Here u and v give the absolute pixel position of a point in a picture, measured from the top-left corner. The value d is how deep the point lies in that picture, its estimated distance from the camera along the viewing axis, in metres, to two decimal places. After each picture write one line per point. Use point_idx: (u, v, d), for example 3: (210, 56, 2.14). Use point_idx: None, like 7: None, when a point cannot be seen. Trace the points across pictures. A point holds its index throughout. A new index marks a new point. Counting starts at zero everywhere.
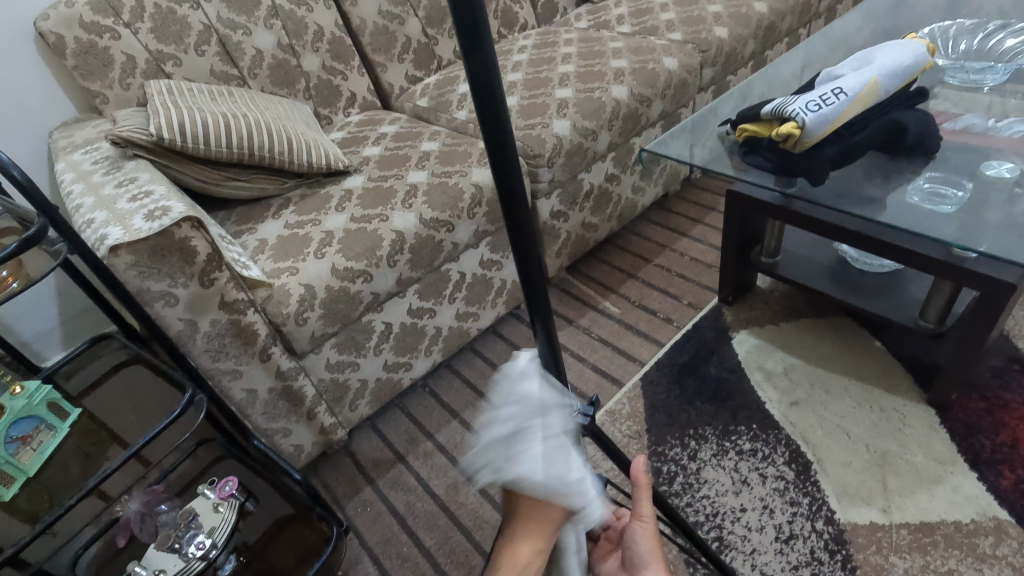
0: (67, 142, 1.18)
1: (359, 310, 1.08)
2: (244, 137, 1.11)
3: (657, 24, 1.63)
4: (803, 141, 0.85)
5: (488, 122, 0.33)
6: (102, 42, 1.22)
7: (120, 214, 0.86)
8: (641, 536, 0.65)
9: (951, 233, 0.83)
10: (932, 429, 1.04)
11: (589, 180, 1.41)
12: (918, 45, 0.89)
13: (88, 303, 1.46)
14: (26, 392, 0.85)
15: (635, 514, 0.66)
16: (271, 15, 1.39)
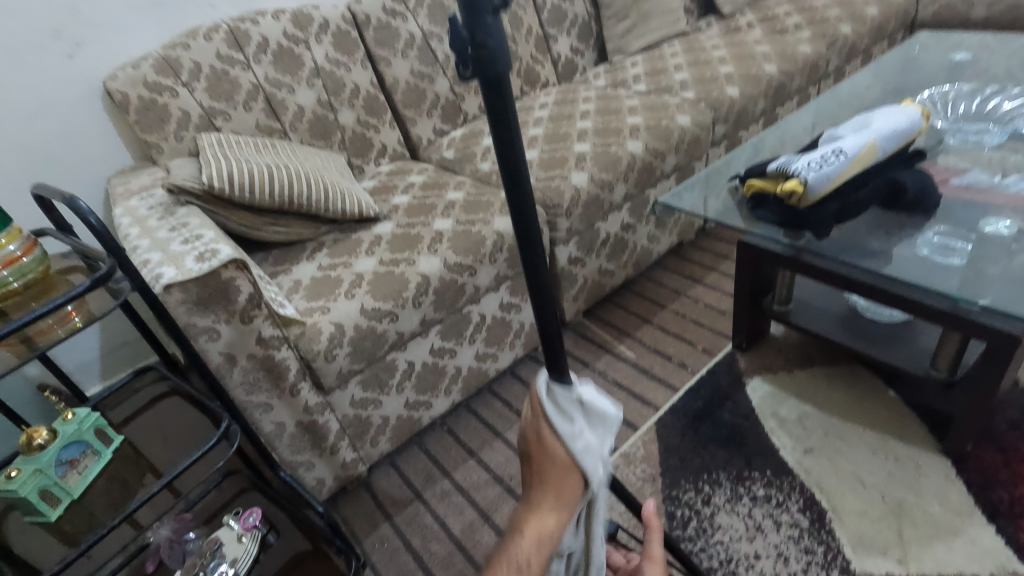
0: (124, 188, 1.29)
1: (384, 348, 1.13)
2: (285, 186, 1.20)
3: (671, 83, 1.73)
4: (807, 197, 0.90)
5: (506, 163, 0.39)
6: (162, 99, 1.35)
7: (173, 255, 0.94)
8: None
9: (954, 286, 0.86)
10: (949, 480, 1.04)
11: (606, 229, 1.48)
12: (913, 110, 0.95)
13: (128, 337, 1.54)
14: (77, 418, 0.91)
15: (645, 556, 0.68)
16: (314, 75, 1.52)
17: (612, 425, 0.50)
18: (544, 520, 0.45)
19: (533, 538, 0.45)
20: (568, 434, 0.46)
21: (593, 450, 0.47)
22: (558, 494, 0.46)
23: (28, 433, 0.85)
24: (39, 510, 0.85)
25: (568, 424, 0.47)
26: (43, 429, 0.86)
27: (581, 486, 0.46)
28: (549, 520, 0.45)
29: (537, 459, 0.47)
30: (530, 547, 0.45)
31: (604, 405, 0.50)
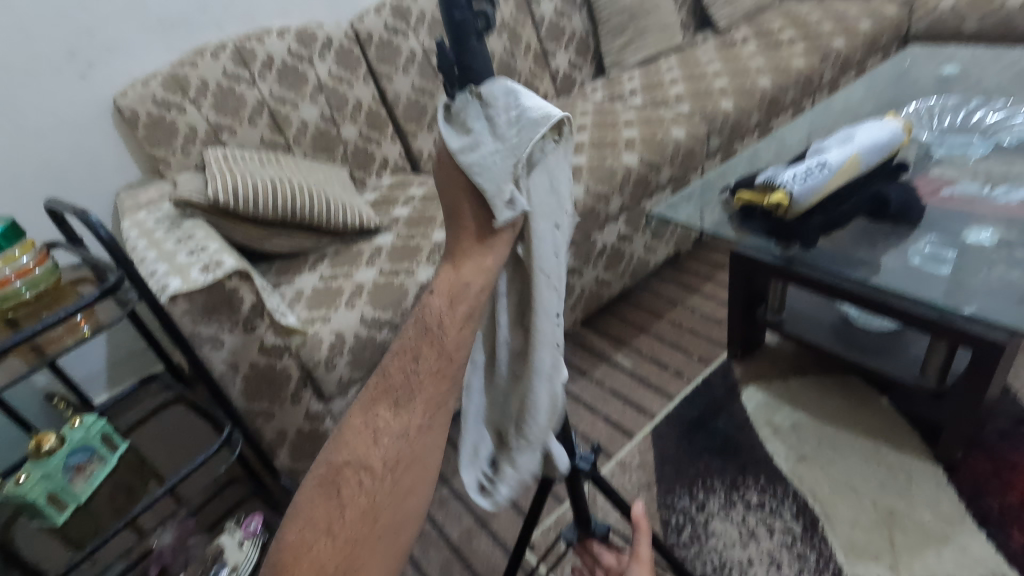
0: (133, 202, 1.33)
1: (384, 357, 1.16)
2: (289, 199, 1.24)
3: (666, 97, 1.76)
4: (793, 209, 0.93)
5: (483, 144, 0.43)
6: (170, 115, 1.39)
7: (179, 266, 0.97)
8: None
9: (938, 295, 0.88)
10: (940, 487, 1.05)
11: (602, 240, 1.51)
12: (896, 124, 0.98)
13: (135, 347, 1.57)
14: (84, 425, 0.93)
15: (633, 557, 0.69)
16: (317, 91, 1.56)
17: (533, 115, 0.42)
18: (451, 276, 0.39)
19: (444, 330, 0.37)
20: (460, 147, 0.40)
21: (485, 153, 0.40)
22: (472, 249, 0.40)
23: (35, 440, 0.87)
24: (47, 514, 0.87)
25: (466, 139, 0.40)
26: (51, 435, 0.88)
27: (490, 216, 0.41)
28: (459, 280, 0.39)
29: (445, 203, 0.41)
30: (434, 352, 0.36)
31: (520, 102, 0.42)
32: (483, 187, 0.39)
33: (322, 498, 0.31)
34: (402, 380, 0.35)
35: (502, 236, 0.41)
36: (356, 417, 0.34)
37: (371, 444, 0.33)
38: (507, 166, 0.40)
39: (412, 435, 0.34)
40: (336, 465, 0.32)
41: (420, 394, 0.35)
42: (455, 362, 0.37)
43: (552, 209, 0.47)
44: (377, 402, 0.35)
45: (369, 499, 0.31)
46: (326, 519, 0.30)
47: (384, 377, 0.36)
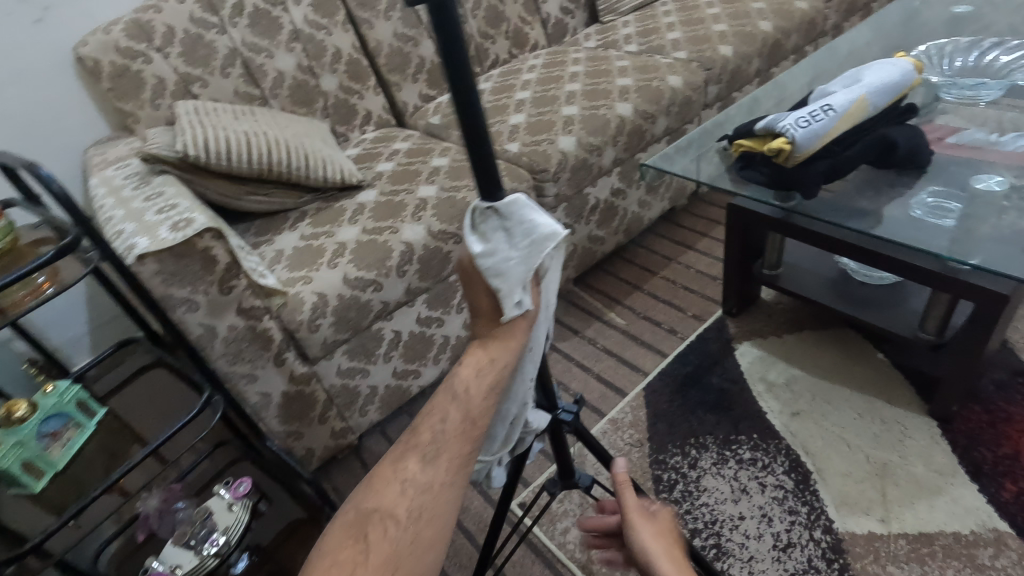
0: (101, 159, 1.26)
1: (369, 317, 1.12)
2: (264, 153, 1.17)
3: (663, 43, 1.67)
4: (794, 155, 0.88)
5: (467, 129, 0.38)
6: (135, 65, 1.30)
7: (147, 225, 0.92)
8: None
9: (942, 245, 0.84)
10: (934, 440, 1.04)
11: (595, 194, 1.45)
12: (906, 63, 0.92)
13: (116, 311, 1.53)
14: (57, 391, 0.90)
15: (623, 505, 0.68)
16: (293, 39, 1.47)
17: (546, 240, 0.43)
18: (481, 357, 0.46)
19: (469, 395, 0.44)
20: (481, 253, 0.43)
21: (505, 271, 0.43)
22: (491, 341, 0.47)
23: (6, 407, 0.84)
24: (23, 482, 0.85)
25: (488, 246, 0.43)
26: (22, 402, 0.85)
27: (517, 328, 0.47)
28: (487, 360, 0.46)
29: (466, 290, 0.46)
30: (458, 414, 0.44)
31: (540, 220, 0.43)
32: (498, 291, 0.43)
33: (351, 541, 0.39)
34: (431, 439, 0.43)
35: (517, 333, 0.47)
36: (385, 467, 0.43)
37: (398, 494, 0.41)
38: (522, 275, 0.43)
39: (434, 490, 0.41)
40: (367, 510, 0.41)
41: (445, 448, 0.43)
42: (477, 426, 0.44)
43: (547, 300, 0.52)
44: (408, 456, 0.43)
45: (393, 546, 0.39)
46: (352, 561, 0.38)
47: (414, 437, 0.44)
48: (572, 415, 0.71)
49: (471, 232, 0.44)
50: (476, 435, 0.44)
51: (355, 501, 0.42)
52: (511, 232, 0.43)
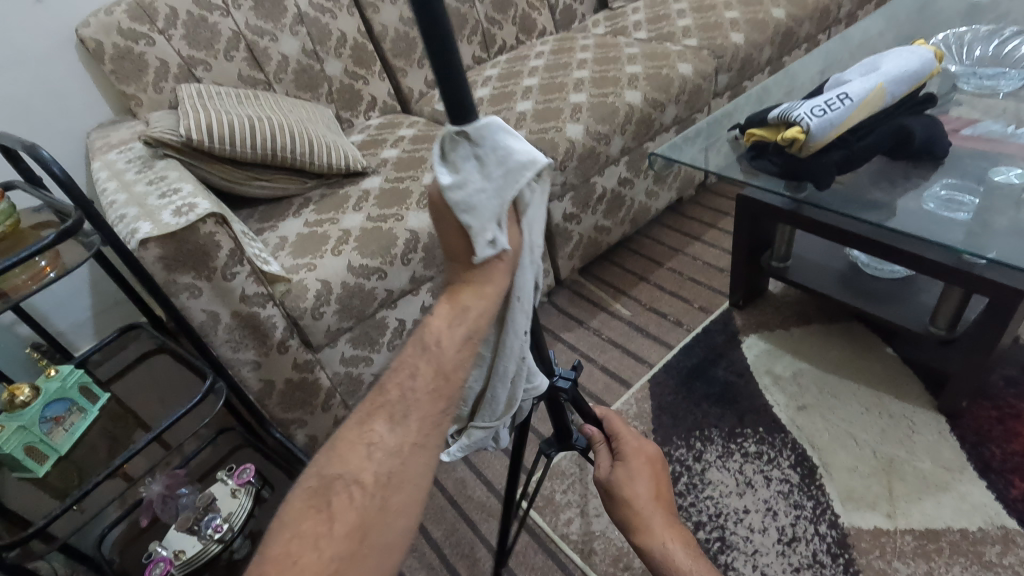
0: (103, 142, 1.25)
1: (373, 305, 1.11)
2: (268, 138, 1.16)
3: (673, 30, 1.64)
4: (808, 145, 0.86)
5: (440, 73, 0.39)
6: (138, 48, 1.28)
7: (150, 209, 0.91)
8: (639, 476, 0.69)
9: (958, 238, 0.83)
10: (942, 436, 1.03)
11: (602, 184, 1.44)
12: (925, 52, 0.90)
13: (119, 297, 1.53)
14: (60, 375, 0.90)
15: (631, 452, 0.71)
16: (297, 22, 1.45)
17: (519, 169, 0.44)
18: (451, 306, 0.45)
19: (441, 345, 0.44)
20: (450, 184, 0.43)
21: (478, 200, 0.43)
22: (465, 289, 0.46)
23: (9, 391, 0.84)
24: (27, 466, 0.85)
25: (458, 176, 0.43)
26: (25, 386, 0.85)
27: (490, 267, 0.46)
28: (458, 308, 0.45)
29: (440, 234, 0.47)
30: (428, 363, 0.43)
31: (513, 147, 0.44)
32: (471, 225, 0.43)
33: (314, 510, 0.38)
34: (400, 398, 0.42)
35: (495, 275, 0.46)
36: (350, 431, 0.42)
37: (363, 458, 0.40)
38: (496, 208, 0.44)
39: (402, 451, 0.40)
40: (330, 479, 0.39)
41: (414, 408, 0.42)
42: (450, 381, 0.43)
43: (533, 240, 0.51)
44: (376, 416, 0.42)
45: (358, 510, 0.38)
46: (314, 530, 0.37)
47: (381, 397, 0.43)
48: (569, 382, 0.67)
49: (442, 164, 0.44)
50: (448, 388, 0.43)
51: (318, 468, 0.41)
52: (483, 160, 0.43)
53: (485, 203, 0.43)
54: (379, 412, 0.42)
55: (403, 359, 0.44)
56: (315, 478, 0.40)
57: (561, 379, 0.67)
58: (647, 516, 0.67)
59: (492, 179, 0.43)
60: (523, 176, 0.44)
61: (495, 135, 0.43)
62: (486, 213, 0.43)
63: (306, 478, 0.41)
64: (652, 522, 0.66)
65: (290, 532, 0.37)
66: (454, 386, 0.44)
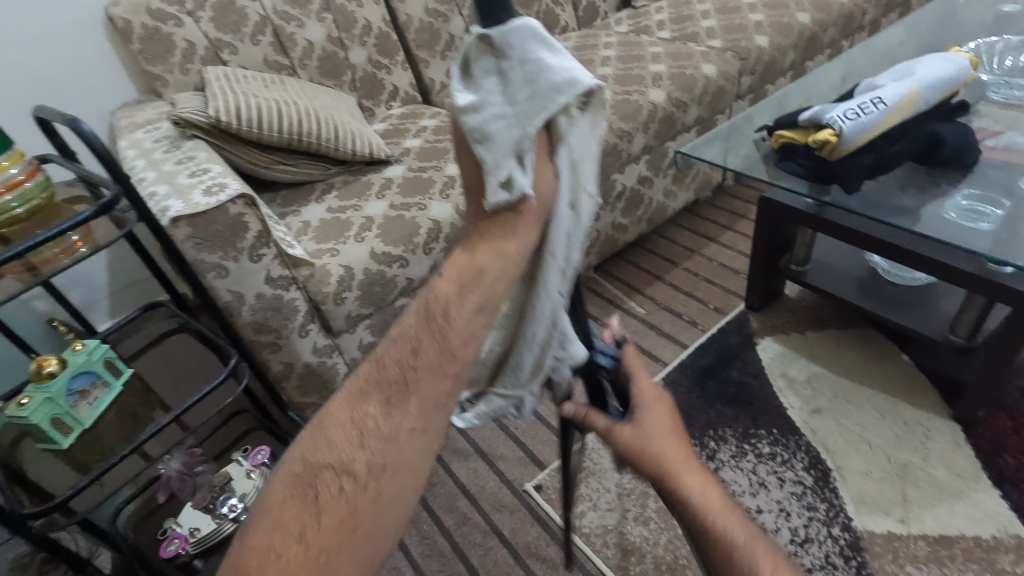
0: (129, 121, 1.25)
1: (394, 293, 1.12)
2: (295, 123, 1.16)
3: (697, 30, 1.64)
4: (840, 148, 0.87)
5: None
6: (166, 28, 1.29)
7: (180, 188, 0.91)
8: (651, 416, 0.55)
9: (985, 245, 0.83)
10: (956, 444, 1.03)
11: (622, 181, 1.44)
12: (960, 59, 0.90)
13: (136, 276, 1.53)
14: (86, 349, 0.91)
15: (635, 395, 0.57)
16: (324, 9, 1.45)
17: (546, 89, 0.40)
18: (465, 265, 0.42)
19: (450, 315, 0.40)
20: (466, 106, 0.41)
21: (495, 122, 0.40)
22: (482, 241, 0.43)
23: (37, 362, 0.86)
24: (51, 437, 0.86)
25: (478, 96, 0.41)
26: (52, 358, 0.87)
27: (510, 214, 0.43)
28: (472, 268, 0.42)
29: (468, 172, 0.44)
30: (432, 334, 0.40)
31: (544, 64, 0.40)
32: (487, 157, 0.41)
33: (299, 498, 0.35)
34: (399, 377, 0.38)
35: (520, 226, 0.43)
36: (341, 413, 0.38)
37: (356, 445, 0.36)
38: (516, 139, 0.41)
39: (400, 437, 0.37)
40: (316, 464, 0.36)
41: (415, 390, 0.38)
42: (455, 358, 0.40)
43: (576, 187, 0.46)
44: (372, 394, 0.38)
45: (347, 502, 0.35)
46: (300, 521, 0.35)
47: (379, 371, 0.39)
48: (610, 358, 0.62)
49: (464, 83, 0.42)
50: (447, 368, 0.39)
51: (302, 450, 0.37)
52: (505, 78, 0.41)
53: (502, 130, 0.40)
54: (375, 393, 0.38)
55: (404, 324, 0.41)
56: (298, 463, 0.36)
57: (602, 356, 0.62)
58: (677, 463, 0.52)
59: (512, 104, 0.40)
60: (551, 102, 0.40)
61: (522, 49, 0.40)
62: (502, 140, 0.40)
63: (289, 456, 0.37)
64: (683, 475, 0.51)
65: (269, 525, 0.35)
66: (461, 361, 0.40)
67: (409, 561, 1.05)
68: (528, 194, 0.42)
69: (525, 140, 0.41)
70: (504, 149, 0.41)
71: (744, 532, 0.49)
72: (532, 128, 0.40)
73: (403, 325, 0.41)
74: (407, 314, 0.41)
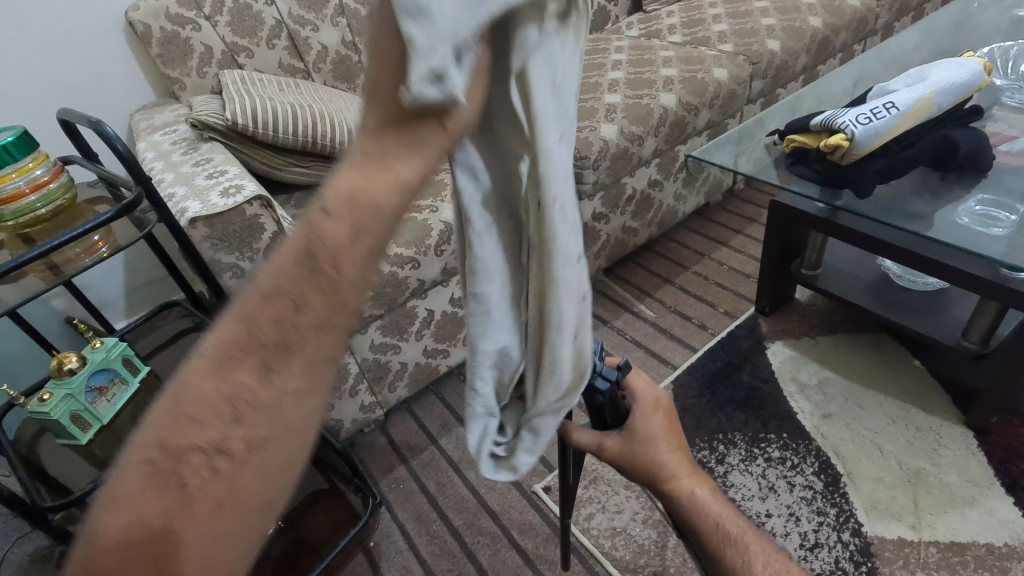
0: (147, 123, 1.28)
1: (405, 294, 1.13)
2: (310, 126, 1.18)
3: (708, 35, 1.65)
4: (851, 152, 0.87)
5: None
6: (184, 33, 1.31)
7: (198, 189, 0.93)
8: (656, 423, 0.60)
9: (999, 251, 0.82)
10: (969, 451, 1.03)
11: (632, 185, 1.44)
12: (975, 64, 0.90)
13: (152, 276, 1.56)
14: (105, 347, 0.92)
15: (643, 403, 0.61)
16: (338, 13, 1.47)
17: None
18: (359, 190, 0.30)
19: (338, 260, 0.30)
20: None
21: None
22: (385, 159, 0.31)
23: (58, 359, 0.88)
24: (71, 433, 0.88)
25: None
26: (73, 355, 0.89)
27: (426, 131, 0.31)
28: (370, 198, 0.30)
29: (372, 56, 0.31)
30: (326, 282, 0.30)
31: None
32: (410, 36, 0.27)
33: (158, 484, 0.29)
34: (274, 337, 0.29)
35: (438, 151, 0.32)
36: (201, 383, 0.29)
37: (227, 422, 0.29)
38: (460, 26, 0.28)
39: (281, 406, 0.30)
40: (172, 445, 0.29)
41: (298, 352, 0.30)
42: (343, 308, 0.31)
43: (559, 100, 0.37)
44: (237, 362, 0.29)
45: (224, 491, 0.29)
46: (165, 506, 0.29)
47: (247, 331, 0.29)
48: (609, 382, 0.57)
49: None
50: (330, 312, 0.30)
51: (159, 431, 0.29)
52: None
53: (438, 3, 0.27)
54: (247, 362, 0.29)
55: (277, 269, 0.30)
56: (154, 448, 0.29)
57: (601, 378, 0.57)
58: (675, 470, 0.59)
59: None
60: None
61: None
62: (435, 20, 0.27)
63: (144, 436, 0.29)
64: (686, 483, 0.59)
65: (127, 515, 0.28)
66: (351, 310, 0.31)
67: (419, 560, 1.06)
68: (458, 100, 0.30)
69: (471, 28, 0.29)
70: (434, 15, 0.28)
71: (733, 523, 0.58)
72: (480, 13, 0.29)
73: (278, 261, 0.30)
74: (284, 247, 0.30)
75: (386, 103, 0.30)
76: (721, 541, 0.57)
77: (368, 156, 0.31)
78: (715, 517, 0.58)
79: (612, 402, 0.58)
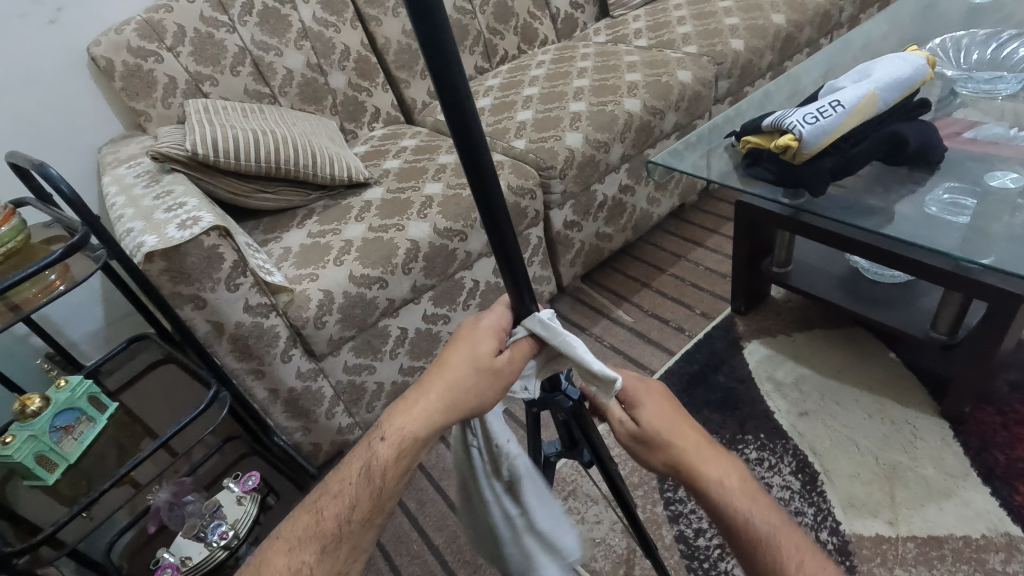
0: (114, 157, 1.28)
1: (375, 315, 1.13)
2: (272, 151, 1.18)
3: (673, 37, 1.65)
4: (801, 152, 0.87)
5: (438, 72, 0.37)
6: (147, 65, 1.32)
7: (156, 223, 0.93)
8: (652, 406, 0.57)
9: (955, 244, 0.82)
10: (945, 442, 1.02)
11: (602, 191, 1.45)
12: (917, 58, 0.91)
13: (130, 307, 1.56)
14: (69, 386, 0.93)
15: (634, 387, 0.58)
16: (302, 37, 1.48)
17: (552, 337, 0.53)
18: (397, 431, 0.53)
19: (376, 462, 0.53)
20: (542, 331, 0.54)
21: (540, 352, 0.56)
22: (405, 409, 0.54)
23: (21, 402, 0.89)
24: (36, 474, 0.88)
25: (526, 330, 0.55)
26: (34, 397, 0.90)
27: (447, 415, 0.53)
28: (400, 433, 0.53)
29: (463, 333, 0.56)
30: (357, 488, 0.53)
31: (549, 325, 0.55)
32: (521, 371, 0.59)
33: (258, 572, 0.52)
34: (336, 516, 0.53)
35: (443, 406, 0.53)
36: (293, 544, 0.53)
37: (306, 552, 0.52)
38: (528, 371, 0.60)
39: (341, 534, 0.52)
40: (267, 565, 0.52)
41: (346, 538, 0.52)
42: (374, 508, 0.53)
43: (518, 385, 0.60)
44: (310, 525, 0.54)
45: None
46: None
47: (303, 534, 0.53)
48: (573, 402, 0.61)
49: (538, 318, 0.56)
50: (388, 507, 0.54)
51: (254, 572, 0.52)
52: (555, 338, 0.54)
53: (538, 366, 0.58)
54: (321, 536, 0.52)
55: (341, 480, 0.54)
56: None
57: (566, 396, 0.61)
58: (694, 456, 0.54)
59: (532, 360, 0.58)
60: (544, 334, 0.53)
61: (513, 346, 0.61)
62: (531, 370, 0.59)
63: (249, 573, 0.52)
64: (701, 465, 0.54)
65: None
66: (381, 514, 0.53)
67: None
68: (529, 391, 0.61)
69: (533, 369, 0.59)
70: (603, 394, 0.56)
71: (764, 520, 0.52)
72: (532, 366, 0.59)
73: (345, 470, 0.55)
74: (353, 457, 0.55)
75: (462, 399, 0.53)
76: (754, 538, 0.51)
77: (406, 407, 0.54)
78: (741, 509, 0.52)
79: (576, 419, 0.62)
